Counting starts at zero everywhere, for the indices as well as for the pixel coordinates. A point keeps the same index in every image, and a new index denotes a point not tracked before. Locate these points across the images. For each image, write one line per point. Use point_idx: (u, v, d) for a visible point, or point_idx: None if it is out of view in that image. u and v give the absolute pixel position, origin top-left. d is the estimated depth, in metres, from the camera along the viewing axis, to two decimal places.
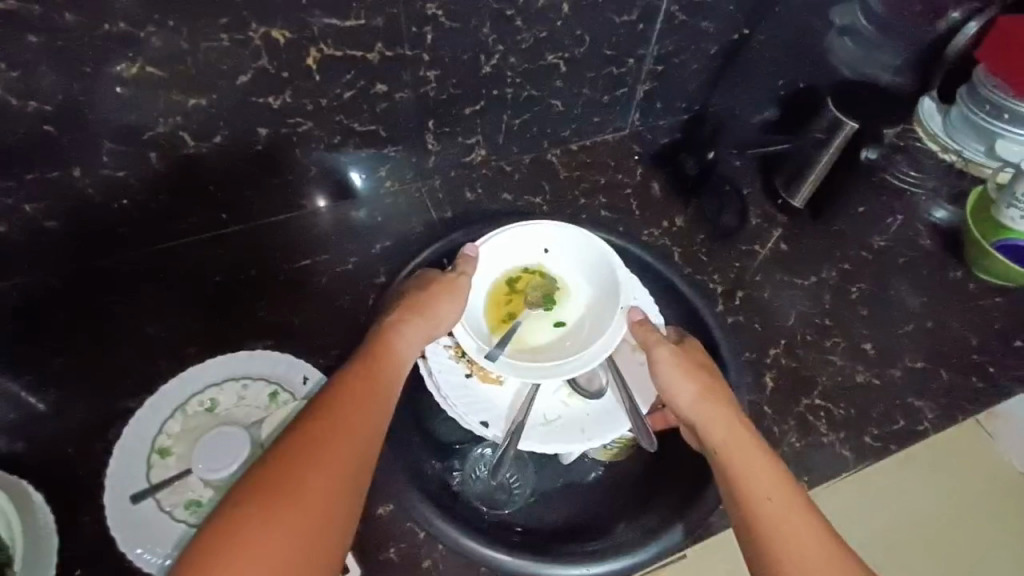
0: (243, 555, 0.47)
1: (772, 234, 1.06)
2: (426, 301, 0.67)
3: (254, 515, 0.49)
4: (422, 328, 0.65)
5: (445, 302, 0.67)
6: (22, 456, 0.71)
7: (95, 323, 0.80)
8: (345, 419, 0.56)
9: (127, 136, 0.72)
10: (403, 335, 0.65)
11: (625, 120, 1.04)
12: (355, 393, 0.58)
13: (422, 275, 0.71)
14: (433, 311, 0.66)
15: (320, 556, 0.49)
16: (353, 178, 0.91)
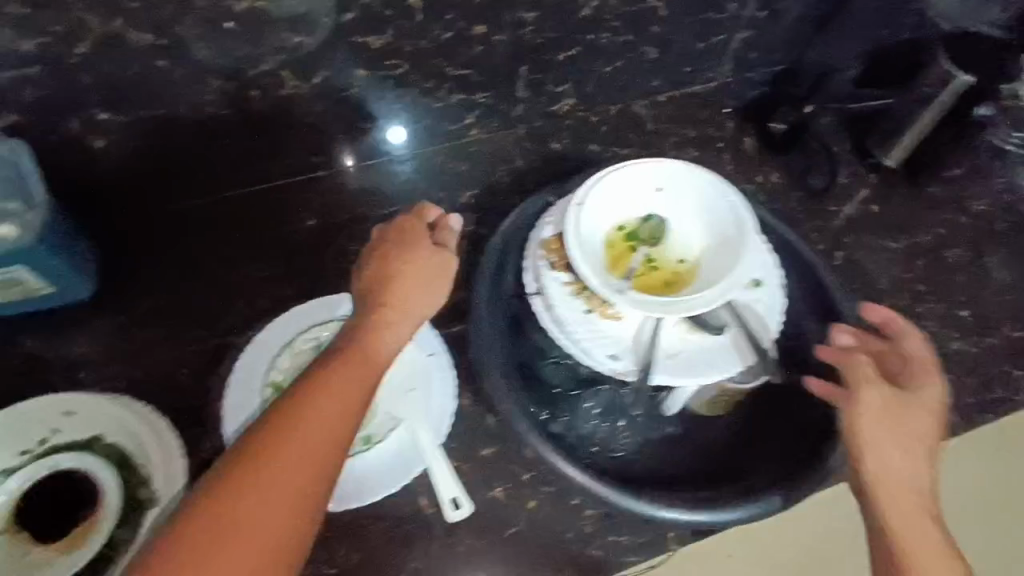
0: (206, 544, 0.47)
1: (862, 194, 1.03)
2: (403, 282, 0.62)
3: (220, 506, 0.48)
4: (398, 313, 0.61)
5: (426, 288, 0.62)
6: (141, 387, 0.74)
7: (196, 262, 0.81)
8: (317, 413, 0.53)
9: (233, 74, 0.72)
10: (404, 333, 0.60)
11: (717, 70, 0.99)
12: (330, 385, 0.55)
13: (402, 241, 0.65)
14: (424, 301, 0.62)
15: (277, 555, 0.49)
16: (386, 133, 0.87)
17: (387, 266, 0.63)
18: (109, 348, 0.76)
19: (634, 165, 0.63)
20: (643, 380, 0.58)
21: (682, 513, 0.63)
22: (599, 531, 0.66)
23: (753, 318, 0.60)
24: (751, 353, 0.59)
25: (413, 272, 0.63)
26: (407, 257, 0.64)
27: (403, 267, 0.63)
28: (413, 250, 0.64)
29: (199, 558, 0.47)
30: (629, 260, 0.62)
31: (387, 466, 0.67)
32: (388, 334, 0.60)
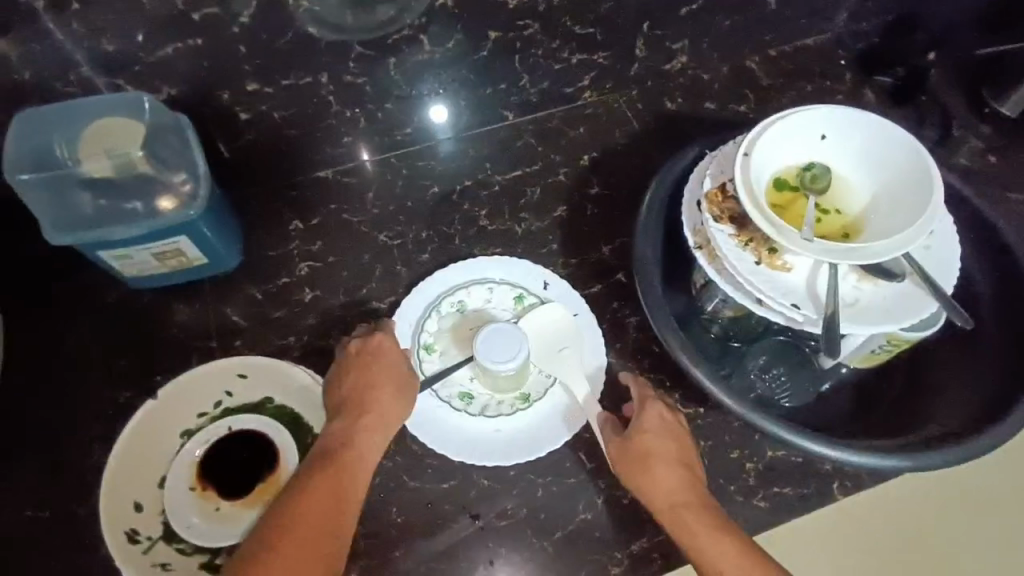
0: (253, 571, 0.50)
1: (982, 146, 0.99)
2: (377, 393, 0.62)
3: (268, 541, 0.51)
4: (373, 423, 0.60)
5: (399, 396, 0.62)
6: (294, 352, 0.76)
7: (331, 231, 0.82)
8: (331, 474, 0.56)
9: (377, 41, 0.72)
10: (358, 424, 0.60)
11: (831, 22, 0.97)
12: (308, 496, 0.54)
13: (366, 354, 0.64)
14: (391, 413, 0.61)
15: None
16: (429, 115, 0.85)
17: (365, 377, 0.62)
18: (258, 316, 0.77)
19: (812, 114, 0.62)
20: (828, 328, 0.56)
21: (855, 455, 0.59)
22: (761, 484, 0.66)
23: (927, 267, 0.59)
24: (931, 299, 0.58)
25: (380, 382, 0.62)
26: (370, 366, 0.63)
27: (374, 376, 0.62)
28: (392, 363, 0.64)
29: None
30: (795, 207, 0.61)
31: (550, 424, 0.69)
32: (363, 445, 0.59)
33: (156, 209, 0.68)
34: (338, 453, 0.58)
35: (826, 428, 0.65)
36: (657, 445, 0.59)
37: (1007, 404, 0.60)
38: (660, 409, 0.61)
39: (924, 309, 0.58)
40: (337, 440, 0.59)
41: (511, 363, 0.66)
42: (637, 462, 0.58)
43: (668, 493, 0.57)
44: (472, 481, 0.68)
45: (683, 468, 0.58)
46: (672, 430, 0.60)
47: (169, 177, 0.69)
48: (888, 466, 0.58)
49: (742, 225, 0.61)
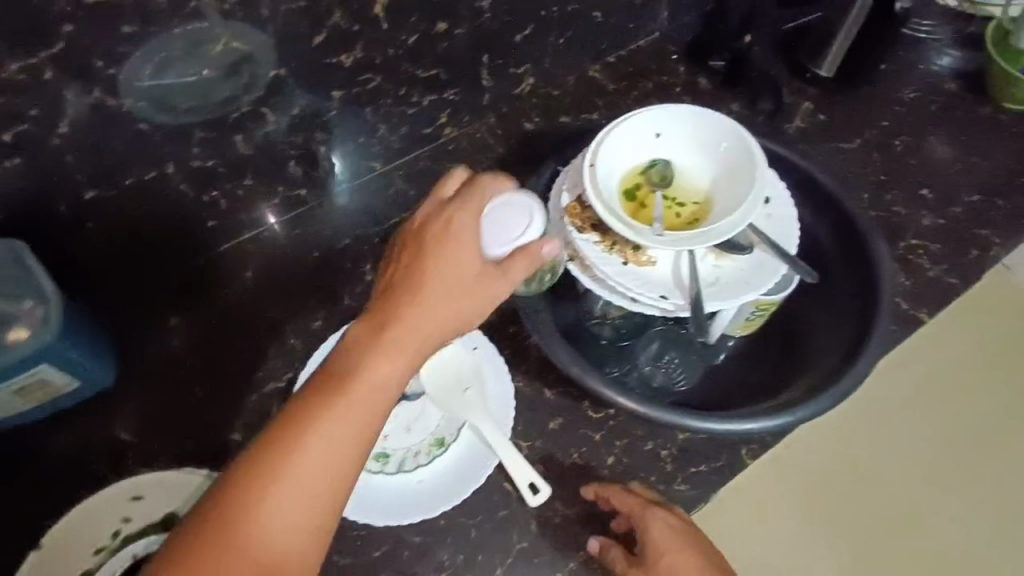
0: (242, 522, 0.43)
1: (809, 107, 1.10)
2: (427, 294, 0.52)
3: (260, 483, 0.44)
4: (408, 333, 0.50)
5: (456, 301, 0.53)
6: (195, 457, 0.72)
7: (216, 322, 0.79)
8: (348, 399, 0.47)
9: (216, 122, 0.70)
10: (400, 321, 0.51)
11: (656, 22, 1.04)
12: (318, 424, 0.46)
13: (436, 242, 0.54)
14: (447, 309, 0.52)
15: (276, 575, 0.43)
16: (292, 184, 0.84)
17: (419, 268, 0.53)
18: (149, 428, 0.73)
19: (642, 115, 0.66)
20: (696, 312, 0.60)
21: (742, 423, 0.64)
22: (679, 468, 0.68)
23: (771, 234, 0.65)
24: (780, 263, 0.63)
25: (446, 276, 0.53)
26: (438, 256, 0.54)
27: (439, 266, 0.53)
28: (463, 256, 0.55)
29: (217, 522, 0.43)
30: (646, 203, 0.66)
31: (470, 463, 0.68)
32: (390, 359, 0.49)
33: (5, 342, 0.63)
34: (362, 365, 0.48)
35: (722, 400, 0.70)
36: (677, 563, 0.61)
37: (862, 343, 0.66)
38: (666, 522, 0.62)
39: (777, 274, 0.63)
40: (358, 347, 0.49)
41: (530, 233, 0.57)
42: None
43: None
44: (405, 541, 0.66)
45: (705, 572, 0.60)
46: (683, 539, 0.62)
47: (18, 307, 0.65)
48: (771, 426, 0.63)
49: (604, 231, 0.65)
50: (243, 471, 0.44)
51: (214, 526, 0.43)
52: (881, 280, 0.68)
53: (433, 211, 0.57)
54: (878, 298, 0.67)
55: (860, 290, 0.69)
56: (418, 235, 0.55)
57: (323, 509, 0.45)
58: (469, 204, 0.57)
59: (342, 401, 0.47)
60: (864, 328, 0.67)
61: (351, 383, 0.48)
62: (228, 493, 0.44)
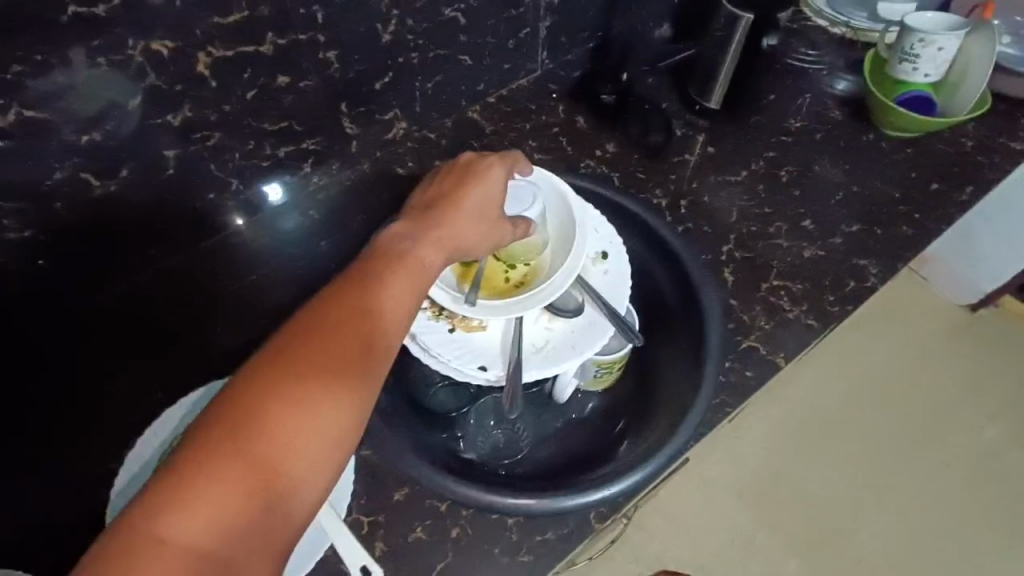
0: (300, 367, 0.42)
1: (698, 139, 1.10)
2: (460, 208, 0.56)
3: (313, 336, 0.44)
4: (448, 232, 0.54)
5: (483, 222, 0.57)
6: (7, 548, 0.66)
7: (47, 399, 0.74)
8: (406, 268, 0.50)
9: (26, 190, 0.67)
10: (445, 223, 0.55)
11: (535, 61, 1.03)
12: (374, 287, 0.47)
13: (468, 172, 0.59)
14: (477, 222, 0.56)
15: (332, 421, 0.41)
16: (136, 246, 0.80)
17: (454, 187, 0.58)
18: None
19: None
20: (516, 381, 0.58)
21: (565, 498, 0.62)
22: (525, 536, 0.63)
23: (602, 294, 0.63)
24: (608, 325, 0.61)
25: (471, 207, 0.57)
26: (468, 185, 0.58)
27: (468, 193, 0.57)
28: (491, 187, 0.59)
29: (276, 368, 0.41)
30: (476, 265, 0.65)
31: (297, 547, 0.61)
32: (434, 249, 0.53)
33: None
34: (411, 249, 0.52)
35: (570, 461, 0.68)
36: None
37: (689, 403, 0.65)
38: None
39: (605, 337, 0.61)
40: (406, 238, 0.53)
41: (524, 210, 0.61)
42: None
43: None
44: None
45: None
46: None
47: None
48: (591, 501, 0.62)
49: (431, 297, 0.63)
50: (289, 338, 0.43)
51: (269, 372, 0.41)
52: (710, 330, 0.68)
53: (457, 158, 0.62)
54: (706, 349, 0.67)
55: (691, 342, 0.69)
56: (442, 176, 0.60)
57: (373, 374, 0.44)
58: (515, 153, 0.60)
59: (399, 270, 0.49)
60: (696, 383, 0.66)
61: (408, 259, 0.51)
62: (272, 358, 0.42)
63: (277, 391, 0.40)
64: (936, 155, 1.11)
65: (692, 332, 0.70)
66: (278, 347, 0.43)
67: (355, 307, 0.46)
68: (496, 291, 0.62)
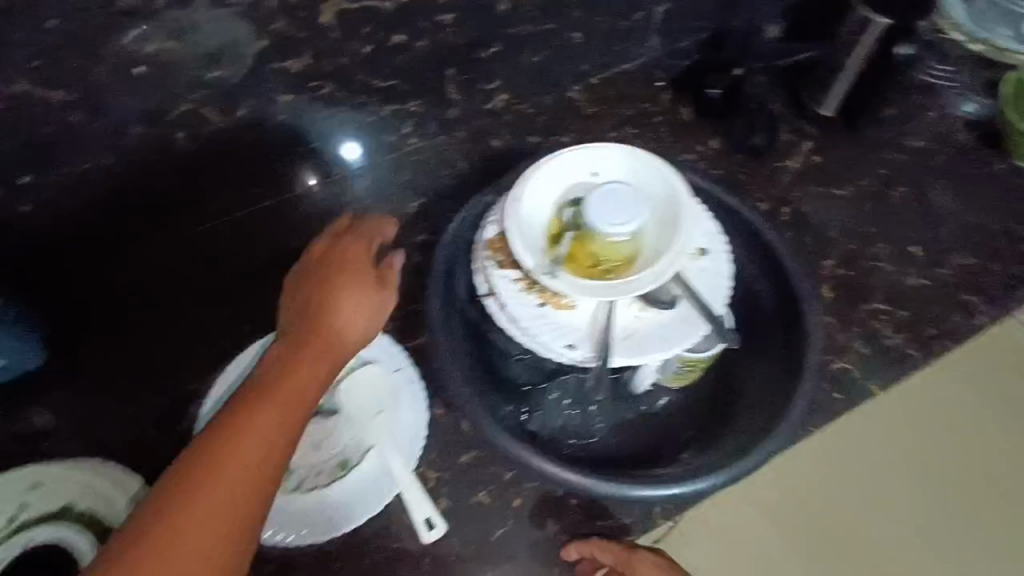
0: (210, 489, 0.48)
1: (804, 147, 1.04)
2: (334, 313, 0.62)
3: (220, 453, 0.50)
4: (321, 348, 0.59)
5: (364, 316, 0.63)
6: (106, 448, 0.73)
7: (149, 318, 0.79)
8: (290, 385, 0.56)
9: (154, 119, 0.71)
10: (337, 322, 0.61)
11: (645, 46, 1.00)
12: (263, 405, 0.53)
13: (330, 264, 0.65)
14: (355, 327, 0.62)
15: (231, 537, 0.48)
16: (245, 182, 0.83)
17: (333, 281, 0.63)
18: (65, 413, 0.74)
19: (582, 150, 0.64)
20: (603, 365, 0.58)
21: (639, 492, 0.61)
22: (587, 519, 0.67)
23: (701, 289, 0.61)
24: (702, 322, 0.59)
25: (344, 310, 0.62)
26: (346, 286, 0.63)
27: (336, 285, 0.63)
28: (362, 277, 0.64)
29: (183, 489, 0.48)
30: (561, 242, 0.61)
31: (367, 489, 0.67)
32: (318, 365, 0.58)
33: None
34: (299, 362, 0.58)
35: (641, 454, 0.66)
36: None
37: (776, 420, 0.63)
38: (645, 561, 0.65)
39: (698, 335, 0.59)
40: (290, 359, 0.58)
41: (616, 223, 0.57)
42: None
43: None
44: (295, 561, 0.65)
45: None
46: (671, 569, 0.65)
47: None
48: (664, 496, 0.61)
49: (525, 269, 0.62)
50: (193, 459, 0.50)
51: (181, 493, 0.48)
52: (808, 352, 0.65)
53: (313, 250, 0.66)
54: (801, 370, 0.65)
55: (787, 351, 0.67)
56: (306, 271, 0.65)
57: (263, 486, 0.50)
58: (377, 228, 0.68)
59: (283, 393, 0.55)
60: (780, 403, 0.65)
61: (291, 377, 0.57)
62: (185, 479, 0.48)
63: (190, 508, 0.47)
64: None
65: (784, 350, 0.67)
66: (186, 469, 0.49)
67: (237, 431, 0.51)
68: (583, 271, 0.59)
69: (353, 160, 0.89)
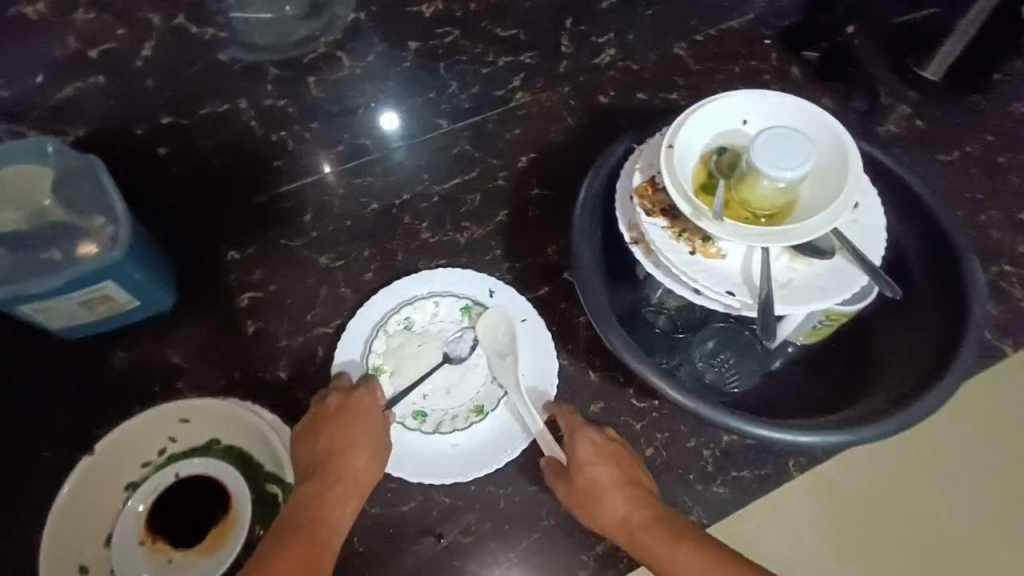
0: None
1: (907, 111, 1.02)
2: (353, 456, 0.61)
3: None
4: (346, 491, 0.59)
5: (373, 462, 0.62)
6: (240, 388, 0.74)
7: (273, 265, 0.80)
8: (320, 531, 0.55)
9: (291, 61, 0.70)
10: (347, 467, 0.60)
11: (752, 3, 0.97)
12: (290, 557, 0.52)
13: (342, 418, 0.63)
14: (366, 471, 0.61)
15: None
16: (361, 131, 0.84)
17: (340, 431, 0.62)
18: (199, 353, 0.75)
19: (733, 95, 0.63)
20: (765, 312, 0.57)
21: (795, 436, 0.60)
22: (720, 470, 0.68)
23: (855, 241, 0.60)
24: (860, 273, 0.59)
25: (358, 454, 0.61)
26: (351, 427, 0.63)
27: (352, 441, 0.62)
28: (365, 417, 0.64)
29: None
30: (712, 192, 0.61)
31: (501, 434, 0.67)
32: (338, 508, 0.58)
33: (78, 256, 0.66)
34: (319, 510, 0.57)
35: (774, 407, 0.67)
36: (591, 477, 0.60)
37: (935, 375, 0.62)
38: (586, 435, 0.62)
39: (856, 286, 0.59)
40: (309, 502, 0.57)
41: (778, 166, 0.56)
42: (584, 499, 0.59)
43: (620, 518, 0.57)
44: (433, 501, 0.66)
45: (624, 492, 0.59)
46: (613, 453, 0.61)
47: (87, 223, 0.67)
48: (818, 443, 0.60)
49: (673, 216, 0.62)
50: None
51: None
52: (969, 315, 0.63)
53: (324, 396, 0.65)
54: (963, 330, 0.63)
55: (942, 311, 0.65)
56: (316, 415, 0.64)
57: None
58: (371, 392, 0.65)
59: (314, 542, 0.54)
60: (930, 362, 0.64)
61: (315, 530, 0.55)
62: None
63: None
64: None
65: (939, 313, 0.65)
66: None
67: None
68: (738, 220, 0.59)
69: (390, 131, 0.86)
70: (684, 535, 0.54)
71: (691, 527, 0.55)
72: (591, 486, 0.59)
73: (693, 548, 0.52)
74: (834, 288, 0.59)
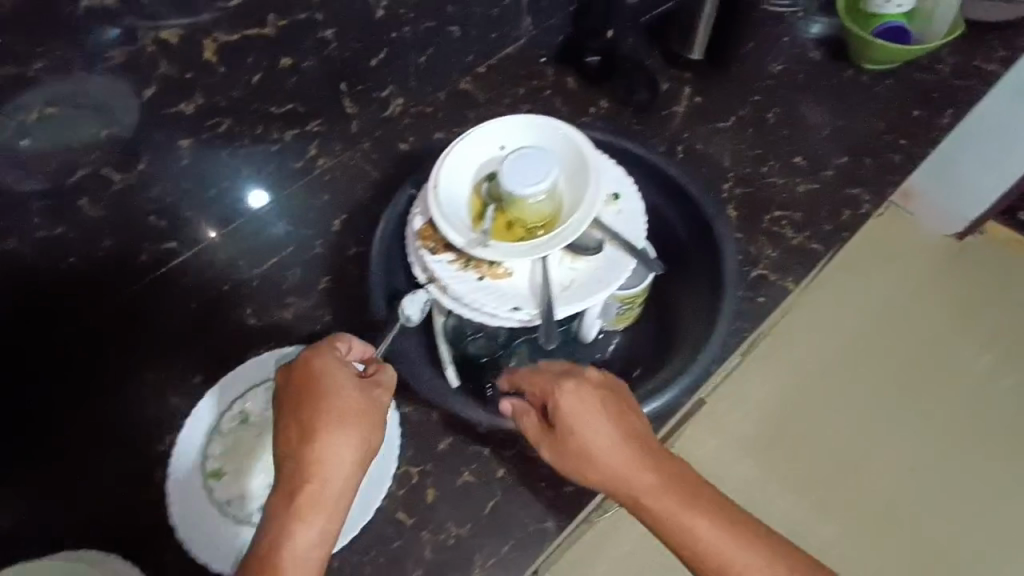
0: None
1: (683, 92, 1.12)
2: (331, 407, 0.59)
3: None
4: (339, 443, 0.58)
5: (360, 407, 0.60)
6: (79, 533, 0.70)
7: (96, 392, 0.78)
8: (318, 490, 0.56)
9: (49, 190, 0.69)
10: (329, 420, 0.59)
11: (520, 28, 1.03)
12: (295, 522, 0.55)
13: (310, 381, 0.61)
14: (354, 415, 0.60)
15: None
16: (159, 237, 0.82)
17: (311, 392, 0.60)
18: (31, 505, 0.72)
19: (486, 125, 0.67)
20: (548, 318, 0.62)
21: None
22: None
23: (620, 232, 0.66)
24: (628, 260, 0.65)
25: (343, 408, 0.60)
26: (322, 387, 0.60)
27: (325, 396, 0.60)
28: (341, 376, 0.62)
29: None
30: (484, 217, 0.65)
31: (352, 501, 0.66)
32: (336, 457, 0.58)
33: None
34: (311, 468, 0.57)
35: None
36: (591, 439, 0.59)
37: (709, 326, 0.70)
38: (575, 391, 0.61)
39: (628, 272, 0.64)
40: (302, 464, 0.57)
41: (527, 184, 0.61)
42: (577, 455, 0.60)
43: (620, 474, 0.58)
44: None
45: (628, 448, 0.59)
46: (609, 406, 0.61)
47: None
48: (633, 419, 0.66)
49: (456, 249, 0.65)
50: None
51: None
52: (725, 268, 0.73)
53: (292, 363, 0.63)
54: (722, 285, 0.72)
55: (708, 270, 0.74)
56: (291, 379, 0.62)
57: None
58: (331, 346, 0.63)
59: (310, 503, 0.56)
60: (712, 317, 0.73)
61: (309, 489, 0.56)
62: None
63: None
64: (919, 82, 1.12)
65: (706, 273, 0.75)
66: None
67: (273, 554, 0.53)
68: (511, 238, 0.64)
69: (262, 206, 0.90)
70: (692, 489, 0.58)
71: (699, 480, 0.59)
72: (587, 446, 0.59)
73: (707, 510, 0.57)
74: (610, 280, 0.64)
